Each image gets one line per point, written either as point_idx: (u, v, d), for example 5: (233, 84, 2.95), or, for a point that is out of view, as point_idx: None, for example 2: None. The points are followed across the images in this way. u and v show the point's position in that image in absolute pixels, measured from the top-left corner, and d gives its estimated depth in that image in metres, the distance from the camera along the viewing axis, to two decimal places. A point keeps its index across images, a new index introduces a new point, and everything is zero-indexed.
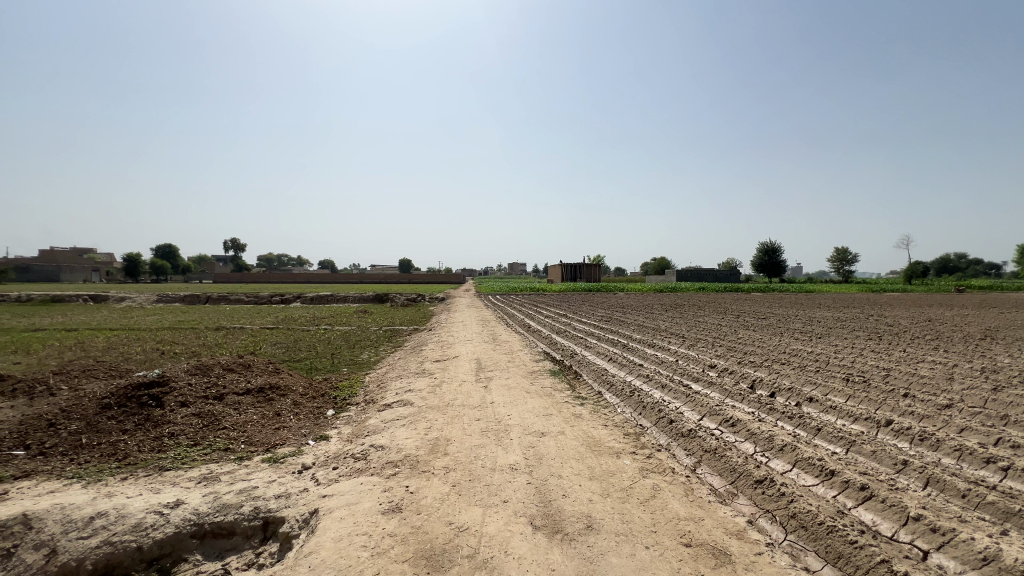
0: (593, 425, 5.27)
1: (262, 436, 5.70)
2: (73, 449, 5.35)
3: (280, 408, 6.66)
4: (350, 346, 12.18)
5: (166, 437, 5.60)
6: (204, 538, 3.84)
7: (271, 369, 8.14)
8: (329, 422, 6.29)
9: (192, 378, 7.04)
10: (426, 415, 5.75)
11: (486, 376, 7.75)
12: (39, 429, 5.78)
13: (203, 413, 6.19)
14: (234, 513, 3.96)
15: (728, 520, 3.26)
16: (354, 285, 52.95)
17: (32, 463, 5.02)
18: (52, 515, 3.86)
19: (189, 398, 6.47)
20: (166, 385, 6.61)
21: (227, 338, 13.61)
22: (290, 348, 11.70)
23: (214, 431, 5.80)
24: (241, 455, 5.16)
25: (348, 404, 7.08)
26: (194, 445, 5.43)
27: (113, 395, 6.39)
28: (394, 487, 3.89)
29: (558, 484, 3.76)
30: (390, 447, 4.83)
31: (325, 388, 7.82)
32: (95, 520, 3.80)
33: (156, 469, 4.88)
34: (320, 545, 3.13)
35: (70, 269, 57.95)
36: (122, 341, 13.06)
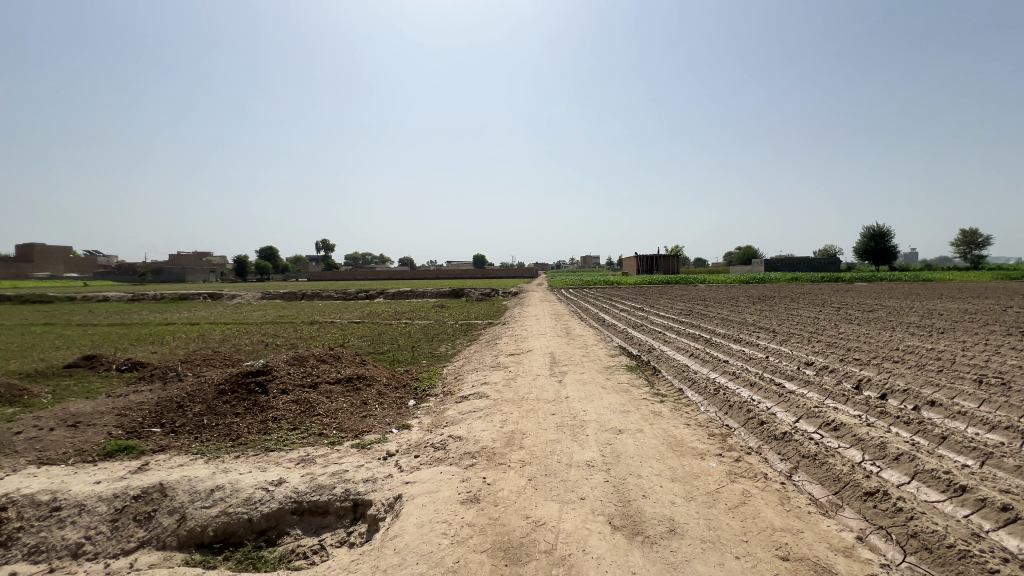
0: (674, 424, 5.02)
1: (351, 423, 6.11)
2: (197, 428, 6.10)
3: (366, 397, 7.09)
4: (429, 339, 12.68)
5: (270, 421, 6.19)
6: (303, 515, 4.18)
7: (358, 361, 8.71)
8: (410, 411, 6.60)
9: (291, 367, 7.72)
10: (502, 408, 5.83)
11: (561, 370, 7.70)
12: (171, 410, 6.66)
13: (300, 399, 6.77)
14: (328, 493, 4.27)
15: (833, 534, 2.94)
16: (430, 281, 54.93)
17: (166, 439, 5.80)
18: (181, 485, 4.42)
19: (289, 385, 7.10)
20: (269, 373, 7.31)
21: (320, 331, 14.82)
22: (374, 341, 12.41)
23: (309, 417, 6.31)
24: (334, 440, 5.58)
25: (428, 395, 7.37)
26: (293, 429, 5.95)
27: (227, 382, 7.18)
28: (472, 478, 3.97)
29: (638, 484, 3.62)
30: (468, 438, 4.95)
31: (406, 379, 8.22)
32: (214, 492, 4.29)
33: (262, 449, 5.41)
34: (403, 529, 3.28)
35: (193, 270, 66.49)
36: (233, 334, 14.69)
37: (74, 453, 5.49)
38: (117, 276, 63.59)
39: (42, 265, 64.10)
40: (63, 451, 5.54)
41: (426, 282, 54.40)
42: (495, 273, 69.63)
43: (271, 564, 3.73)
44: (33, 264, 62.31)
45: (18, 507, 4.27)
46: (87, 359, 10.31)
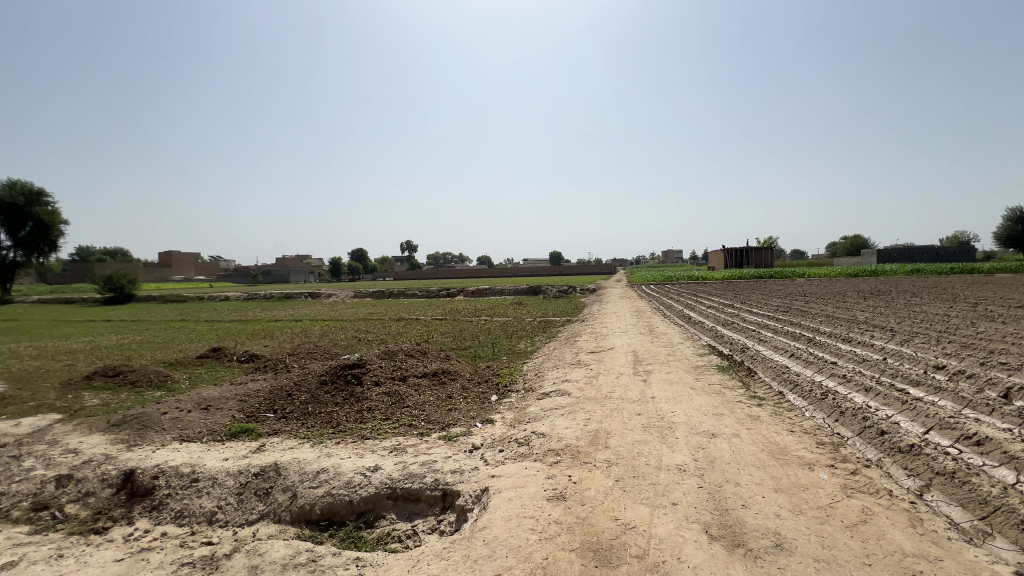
0: (775, 430, 4.63)
1: (438, 415, 6.38)
2: (304, 414, 6.73)
3: (451, 391, 7.36)
4: (508, 336, 12.87)
5: (365, 411, 6.64)
6: (397, 501, 4.43)
7: (442, 356, 9.06)
8: (493, 406, 6.73)
9: (382, 361, 8.23)
10: (584, 406, 5.74)
11: (645, 369, 7.42)
12: (282, 397, 7.40)
13: (391, 391, 7.19)
14: (420, 482, 4.48)
15: (981, 566, 2.53)
16: (509, 279, 55.70)
17: (278, 424, 6.45)
18: (293, 466, 4.89)
19: (381, 378, 7.57)
20: (364, 366, 7.84)
21: (406, 327, 15.61)
22: (456, 337, 12.84)
23: (400, 408, 6.69)
24: (422, 431, 5.85)
25: (509, 391, 7.48)
26: (386, 420, 6.33)
27: (328, 373, 7.82)
28: (557, 475, 3.96)
29: (736, 493, 3.39)
30: (551, 435, 4.94)
31: (488, 375, 8.40)
32: (320, 474, 4.69)
33: (360, 436, 5.82)
34: (492, 522, 3.34)
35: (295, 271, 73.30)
36: (331, 329, 15.96)
37: (206, 432, 6.30)
38: (235, 278, 71.91)
39: (178, 269, 74.28)
40: (198, 430, 6.37)
41: (505, 279, 55.25)
42: (571, 270, 68.95)
43: (370, 544, 3.99)
44: (172, 269, 72.46)
45: (166, 477, 4.99)
46: (214, 351, 11.78)
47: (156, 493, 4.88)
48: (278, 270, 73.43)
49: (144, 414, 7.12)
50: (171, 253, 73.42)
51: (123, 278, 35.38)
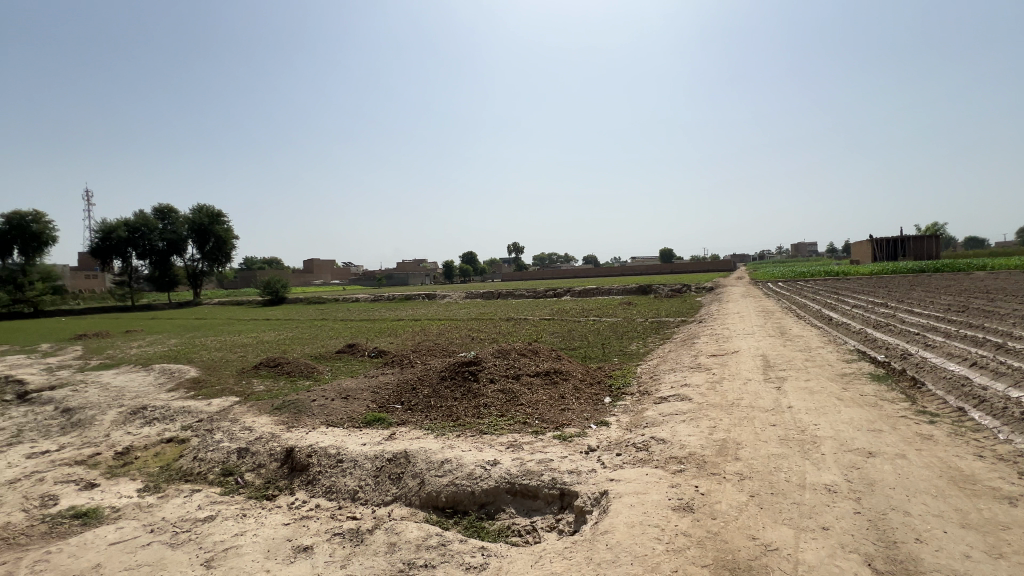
0: (956, 453, 3.87)
1: (551, 414, 6.43)
2: (427, 407, 7.24)
3: (563, 391, 7.37)
4: (618, 337, 12.53)
5: (482, 407, 6.95)
6: (516, 496, 4.54)
7: (553, 356, 9.13)
8: (607, 408, 6.60)
9: (496, 359, 8.53)
10: (708, 413, 5.36)
11: (778, 376, 6.70)
12: (407, 390, 8.05)
13: (506, 389, 7.42)
14: (537, 479, 4.55)
15: None
16: (616, 278, 54.31)
17: (405, 415, 7.03)
18: (420, 455, 5.29)
19: (496, 375, 7.85)
20: (479, 364, 8.21)
21: (516, 327, 15.98)
22: (565, 337, 12.84)
23: (514, 405, 6.87)
24: (537, 429, 5.94)
25: (623, 394, 7.26)
26: (501, 416, 6.54)
27: (447, 370, 8.33)
28: (683, 485, 3.74)
29: (906, 523, 2.90)
30: (673, 442, 4.69)
31: (600, 377, 8.26)
32: (445, 464, 5.01)
33: (478, 431, 6.10)
34: (614, 526, 3.27)
35: (413, 275, 79.33)
36: (447, 329, 16.95)
37: (347, 419, 7.09)
38: (364, 282, 80.08)
39: (319, 274, 84.87)
40: (341, 417, 7.21)
41: (612, 279, 54.00)
42: (684, 268, 64.99)
43: (492, 536, 4.15)
44: (314, 275, 83.15)
45: (318, 456, 5.72)
46: (350, 347, 13.24)
47: (310, 469, 5.61)
48: (399, 274, 80.14)
49: (298, 400, 8.26)
50: (314, 260, 84.19)
51: (278, 283, 41.41)
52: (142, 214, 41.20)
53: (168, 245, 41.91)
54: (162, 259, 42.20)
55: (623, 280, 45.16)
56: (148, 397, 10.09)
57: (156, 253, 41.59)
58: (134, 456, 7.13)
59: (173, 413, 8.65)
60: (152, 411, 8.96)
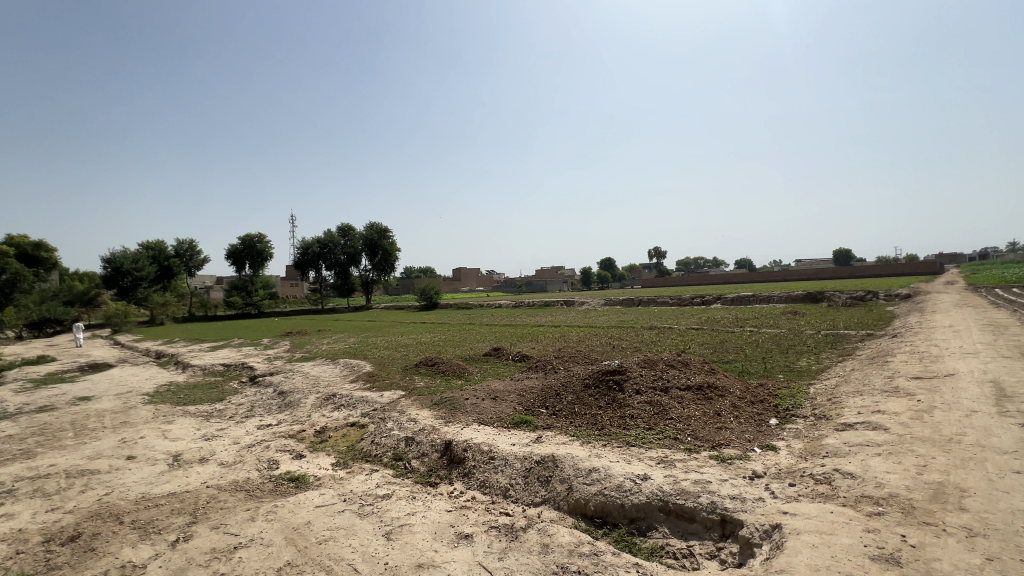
0: None
1: (706, 432, 5.96)
2: (571, 414, 7.31)
3: (720, 408, 6.77)
4: (783, 351, 11.07)
5: (628, 418, 6.76)
6: (670, 515, 4.30)
7: (706, 369, 8.45)
8: (773, 431, 5.88)
9: (642, 369, 8.22)
10: (914, 448, 4.42)
11: (1021, 410, 5.21)
12: (552, 396, 8.22)
13: (654, 401, 7.11)
14: (694, 501, 4.26)
15: None
16: (776, 284, 48.20)
17: (550, 420, 7.19)
18: (568, 461, 5.35)
19: (642, 386, 7.56)
20: (624, 373, 7.99)
21: (660, 337, 15.16)
22: (717, 349, 11.80)
23: (663, 419, 6.54)
24: (690, 447, 5.57)
25: (793, 416, 6.39)
26: (649, 430, 6.28)
27: (591, 378, 8.30)
28: (882, 531, 3.16)
29: None
30: (865, 479, 3.98)
31: (763, 395, 7.39)
32: (593, 473, 4.99)
33: (624, 442, 5.96)
34: (792, 566, 2.91)
35: (552, 281, 81.09)
36: (587, 336, 16.87)
37: (497, 418, 7.53)
38: (505, 289, 84.25)
39: (466, 281, 91.85)
40: (491, 416, 7.68)
41: (770, 284, 48.10)
42: (866, 271, 54.75)
43: (645, 553, 4.01)
44: (461, 282, 90.32)
45: (473, 452, 6.17)
46: (495, 350, 14.03)
47: (466, 463, 6.09)
48: (538, 281, 82.57)
49: (453, 398, 9.04)
50: (461, 268, 91.37)
51: (433, 290, 45.88)
52: (329, 233, 49.38)
53: (347, 258, 49.52)
54: (343, 270, 50.06)
55: (784, 287, 39.85)
56: (337, 386, 12.04)
57: (339, 265, 49.46)
58: (328, 434, 8.57)
59: (355, 401, 10.18)
60: (340, 398, 10.66)
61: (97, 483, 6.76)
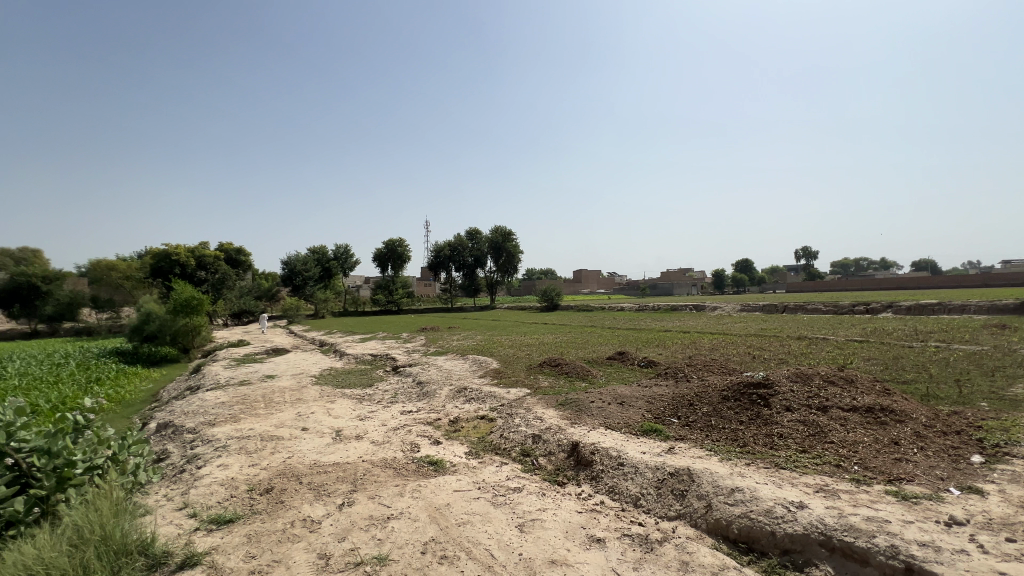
0: None
1: (880, 463, 5.07)
2: (707, 426, 6.80)
3: (898, 436, 5.71)
4: (986, 373, 8.94)
5: (775, 437, 6.07)
6: (834, 552, 3.75)
7: (878, 389, 7.19)
8: (976, 471, 4.79)
9: (794, 384, 7.30)
10: None
11: None
12: (684, 405, 7.74)
13: (809, 421, 6.27)
14: (868, 541, 3.65)
15: None
16: (973, 291, 39.21)
17: (683, 431, 6.78)
18: (706, 478, 4.99)
19: (793, 403, 6.73)
20: (771, 388, 7.17)
21: (813, 348, 13.34)
22: (890, 366, 9.99)
23: (822, 443, 5.74)
24: (858, 478, 4.79)
25: (1006, 455, 5.13)
26: (803, 453, 5.56)
27: (730, 389, 7.62)
28: None
29: None
30: None
31: (960, 425, 6.05)
32: (736, 493, 4.60)
33: (773, 463, 5.36)
34: None
35: (679, 284, 76.56)
36: (721, 344, 15.57)
37: (624, 424, 7.32)
38: (629, 291, 81.66)
39: (587, 283, 91.28)
40: (618, 422, 7.50)
41: (964, 291, 39.34)
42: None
43: None
44: (581, 284, 89.93)
45: (601, 456, 6.09)
46: (620, 354, 13.68)
47: (594, 466, 6.02)
48: (664, 283, 78.52)
49: (579, 400, 9.01)
50: (581, 269, 90.98)
51: (554, 291, 46.37)
52: (458, 236, 52.92)
53: (474, 260, 52.56)
54: (470, 271, 53.25)
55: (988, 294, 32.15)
56: (467, 381, 12.84)
57: (467, 267, 52.74)
58: (461, 425, 9.18)
59: (484, 396, 10.75)
60: (470, 391, 11.36)
61: (282, 448, 8.15)
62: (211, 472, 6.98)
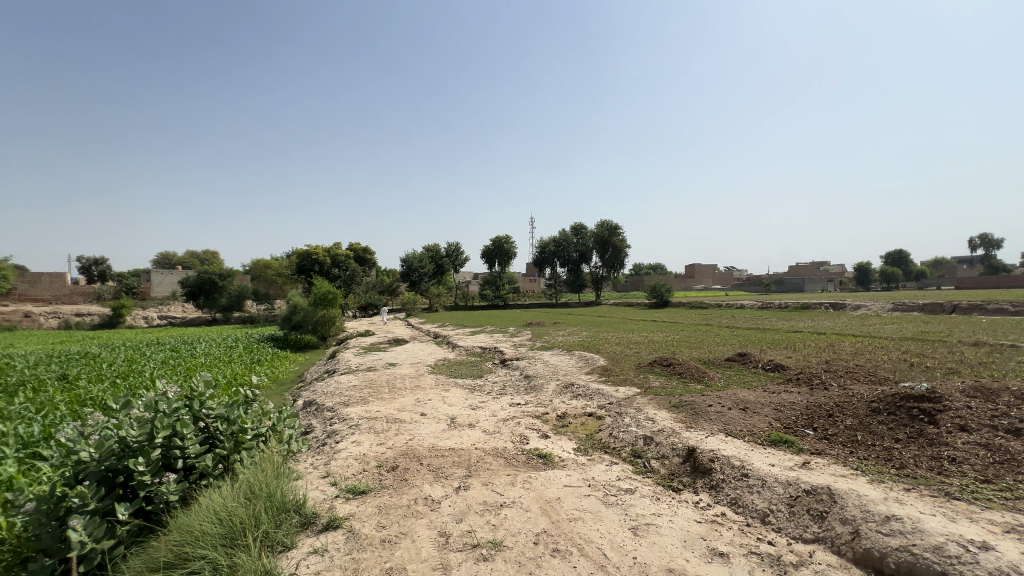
0: None
1: None
2: (851, 442, 5.96)
3: None
4: None
5: (945, 461, 5.11)
6: None
7: None
8: None
9: (971, 400, 6.07)
10: None
11: None
12: (822, 416, 6.87)
13: (992, 446, 5.17)
14: None
15: None
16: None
17: (821, 444, 6.03)
18: (853, 501, 4.37)
19: (971, 423, 5.60)
20: (939, 403, 6.04)
21: (995, 357, 10.99)
22: None
23: (1012, 473, 4.69)
24: None
25: None
26: (985, 483, 4.61)
27: (882, 401, 6.58)
28: None
29: None
30: None
31: None
32: (892, 521, 3.97)
33: (942, 492, 4.52)
34: None
35: (812, 280, 68.17)
36: (867, 348, 13.55)
37: (748, 432, 6.73)
38: (750, 288, 74.83)
39: (700, 279, 85.65)
40: (740, 429, 6.90)
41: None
42: None
43: None
44: (694, 279, 84.56)
45: (721, 464, 5.67)
46: (741, 355, 12.60)
47: (713, 475, 5.62)
48: (794, 279, 70.47)
49: (695, 402, 8.49)
50: (695, 264, 85.37)
51: (664, 287, 44.22)
52: (564, 232, 52.95)
53: (580, 256, 52.22)
54: (575, 267, 53.03)
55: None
56: (574, 376, 12.81)
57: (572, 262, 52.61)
58: (569, 420, 9.20)
59: (591, 393, 10.64)
60: (577, 387, 11.32)
61: (404, 430, 8.90)
62: (347, 447, 7.88)
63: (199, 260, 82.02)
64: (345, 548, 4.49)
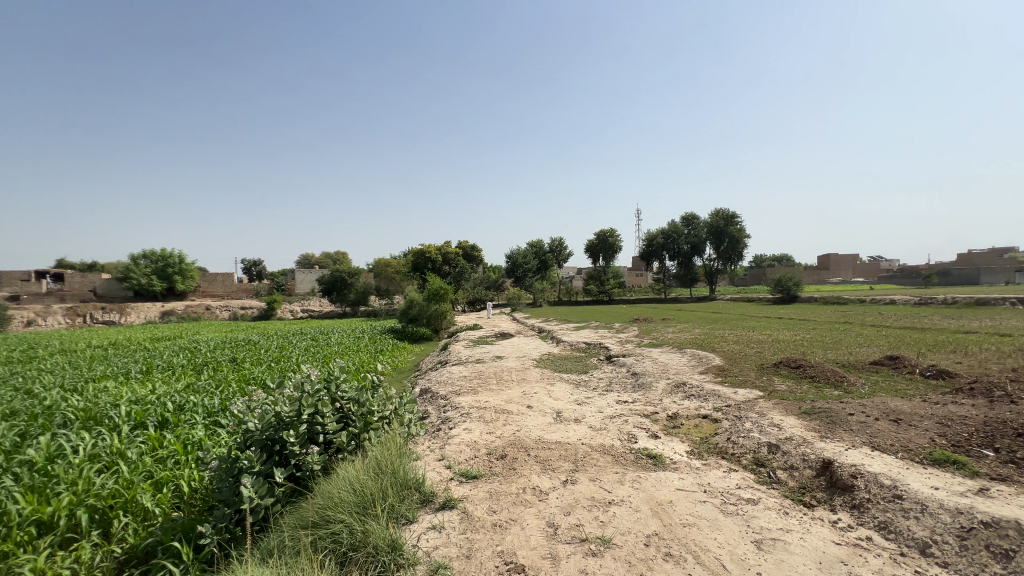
0: None
1: None
2: None
3: None
4: None
5: None
6: None
7: None
8: None
9: None
10: None
11: None
12: (1007, 435, 5.65)
13: None
14: None
15: None
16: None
17: (1005, 469, 4.97)
18: None
19: None
20: None
21: None
22: None
23: None
24: None
25: None
26: None
27: None
28: None
29: None
30: None
31: None
32: None
33: None
34: None
35: (992, 270, 56.12)
36: None
37: (901, 447, 5.79)
38: (903, 280, 64.04)
39: (837, 271, 75.39)
40: (891, 443, 5.97)
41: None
42: None
43: None
44: (830, 272, 74.64)
45: (867, 482, 4.96)
46: (892, 359, 10.85)
47: (856, 493, 4.94)
48: (965, 270, 58.71)
49: (830, 410, 7.52)
50: (830, 255, 75.40)
51: (792, 281, 39.73)
52: (674, 223, 50.16)
53: (692, 248, 49.08)
54: (687, 260, 49.96)
55: None
56: (687, 376, 12.11)
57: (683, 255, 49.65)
58: (680, 421, 8.73)
59: (706, 394, 9.97)
60: (690, 387, 10.69)
61: (512, 421, 9.19)
62: (459, 433, 8.38)
63: (332, 260, 92.74)
64: (459, 527, 4.78)
